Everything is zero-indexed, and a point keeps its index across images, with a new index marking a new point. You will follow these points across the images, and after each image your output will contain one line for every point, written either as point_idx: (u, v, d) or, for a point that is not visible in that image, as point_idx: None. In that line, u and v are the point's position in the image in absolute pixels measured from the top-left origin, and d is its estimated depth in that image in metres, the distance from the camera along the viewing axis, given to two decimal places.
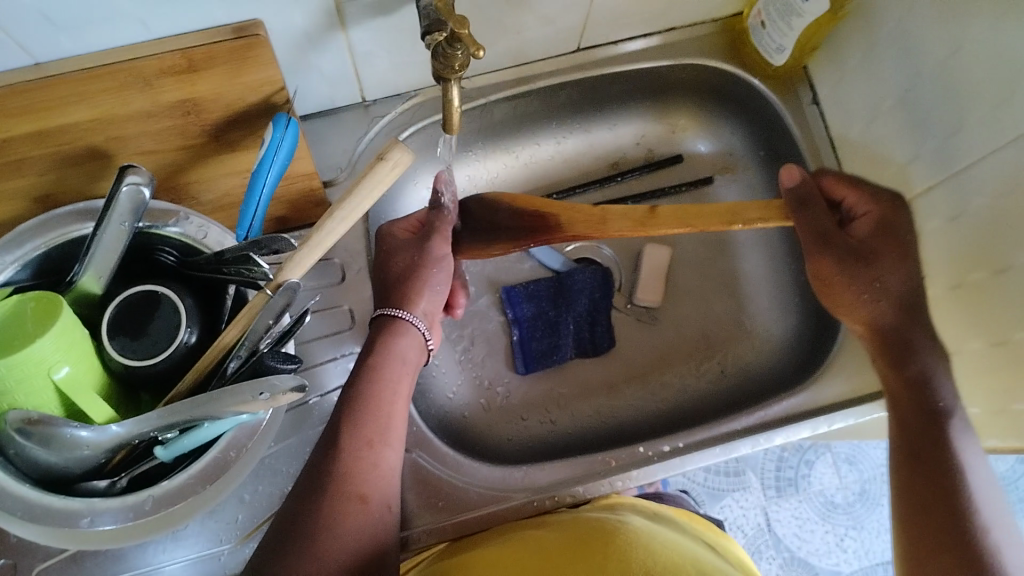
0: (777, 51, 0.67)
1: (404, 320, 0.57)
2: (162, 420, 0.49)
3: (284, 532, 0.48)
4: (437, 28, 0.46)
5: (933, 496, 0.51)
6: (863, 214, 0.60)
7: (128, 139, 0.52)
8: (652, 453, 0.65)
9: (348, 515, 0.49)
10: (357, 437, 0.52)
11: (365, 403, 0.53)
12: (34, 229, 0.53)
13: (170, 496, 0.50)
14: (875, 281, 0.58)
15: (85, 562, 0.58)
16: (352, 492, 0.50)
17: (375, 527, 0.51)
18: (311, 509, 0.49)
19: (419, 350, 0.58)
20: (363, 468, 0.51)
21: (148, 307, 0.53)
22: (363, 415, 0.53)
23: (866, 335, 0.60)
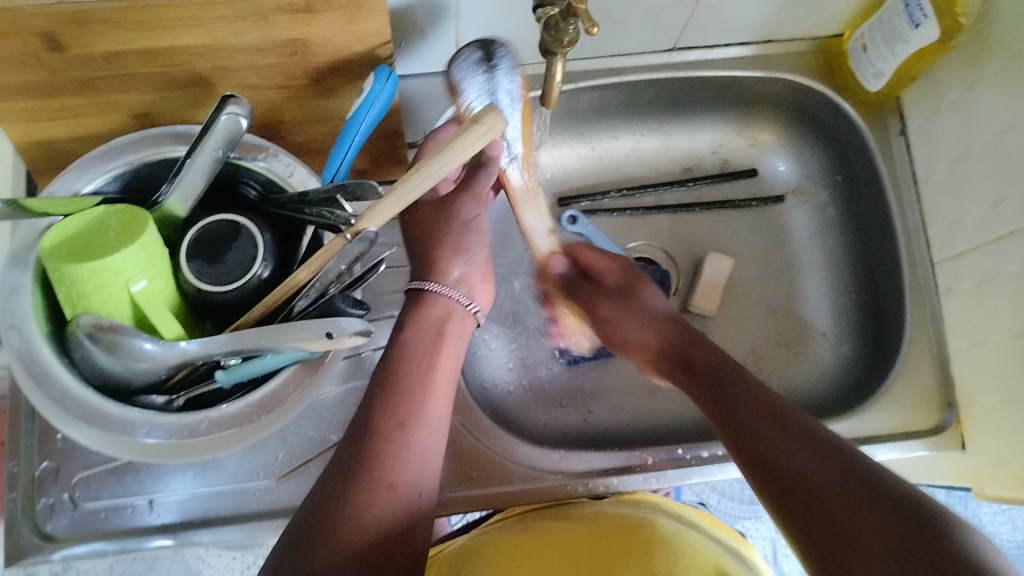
0: (874, 77, 0.67)
1: (433, 293, 0.59)
2: (229, 345, 0.50)
3: (313, 515, 0.46)
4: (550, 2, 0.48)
5: (764, 444, 0.47)
6: (610, 279, 0.66)
7: (233, 70, 0.53)
8: (689, 457, 0.65)
9: (375, 499, 0.47)
10: (390, 419, 0.51)
11: (398, 386, 0.53)
12: (129, 144, 0.54)
13: (225, 421, 0.51)
14: (640, 307, 0.63)
15: (126, 477, 0.60)
16: (382, 476, 0.48)
17: (406, 516, 0.49)
18: (338, 493, 0.47)
19: (456, 328, 0.58)
20: (395, 452, 0.50)
21: (229, 235, 0.54)
22: (396, 398, 0.52)
23: (658, 358, 0.60)
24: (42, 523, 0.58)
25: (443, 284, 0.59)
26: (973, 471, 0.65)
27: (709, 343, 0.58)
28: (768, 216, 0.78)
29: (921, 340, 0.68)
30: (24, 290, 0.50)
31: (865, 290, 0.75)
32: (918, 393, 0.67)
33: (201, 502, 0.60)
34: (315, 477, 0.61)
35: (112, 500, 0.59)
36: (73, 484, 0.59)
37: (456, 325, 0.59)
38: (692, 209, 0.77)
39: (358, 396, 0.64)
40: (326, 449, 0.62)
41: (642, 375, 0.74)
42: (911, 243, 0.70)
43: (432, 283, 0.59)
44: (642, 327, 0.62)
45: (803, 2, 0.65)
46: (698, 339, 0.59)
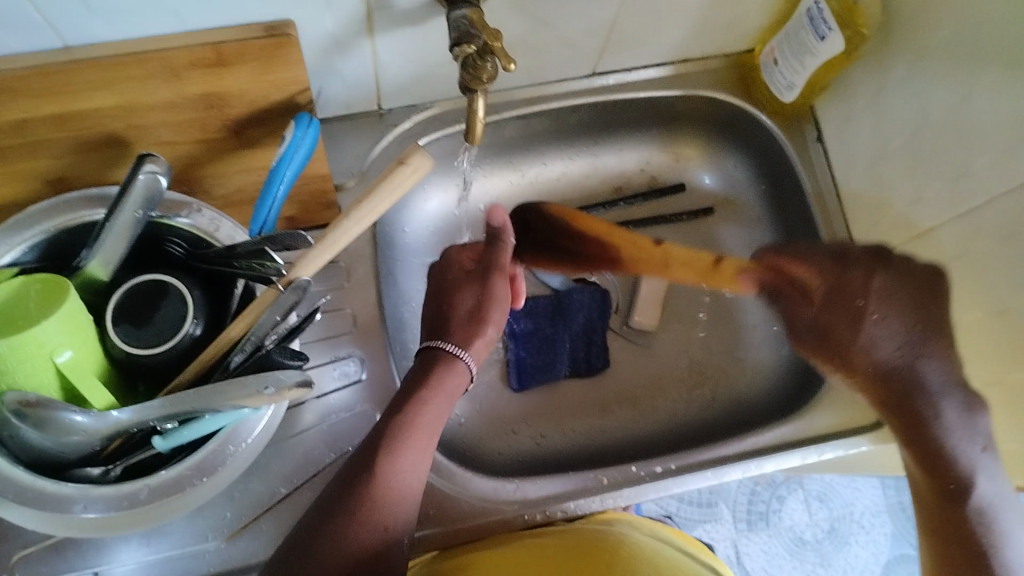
0: (787, 89, 0.69)
1: (446, 356, 0.59)
2: (164, 411, 0.49)
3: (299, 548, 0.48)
4: (466, 41, 0.49)
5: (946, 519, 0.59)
6: (815, 287, 0.71)
7: (148, 128, 0.52)
8: (644, 473, 0.65)
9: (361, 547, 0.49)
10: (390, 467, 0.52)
11: (401, 429, 0.54)
12: (44, 211, 0.53)
13: (166, 488, 0.50)
14: (862, 338, 0.67)
15: (68, 551, 0.57)
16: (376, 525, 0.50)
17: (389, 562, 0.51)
18: (320, 532, 0.49)
19: (458, 384, 0.58)
20: (389, 500, 0.51)
21: (156, 296, 0.53)
22: (399, 442, 0.53)
23: (874, 392, 0.66)
24: None
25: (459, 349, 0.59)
26: None
27: (920, 385, 0.64)
28: (700, 228, 0.80)
29: None
30: None
31: None
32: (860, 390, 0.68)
33: (149, 570, 0.58)
34: (267, 533, 0.59)
35: None
36: (12, 563, 0.57)
37: (446, 386, 0.57)
38: (625, 228, 0.78)
39: (306, 446, 0.62)
40: (276, 502, 0.60)
41: (590, 395, 0.75)
42: (836, 245, 0.71)
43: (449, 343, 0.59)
44: (891, 350, 0.66)
45: (713, 20, 0.67)
46: (914, 381, 0.64)
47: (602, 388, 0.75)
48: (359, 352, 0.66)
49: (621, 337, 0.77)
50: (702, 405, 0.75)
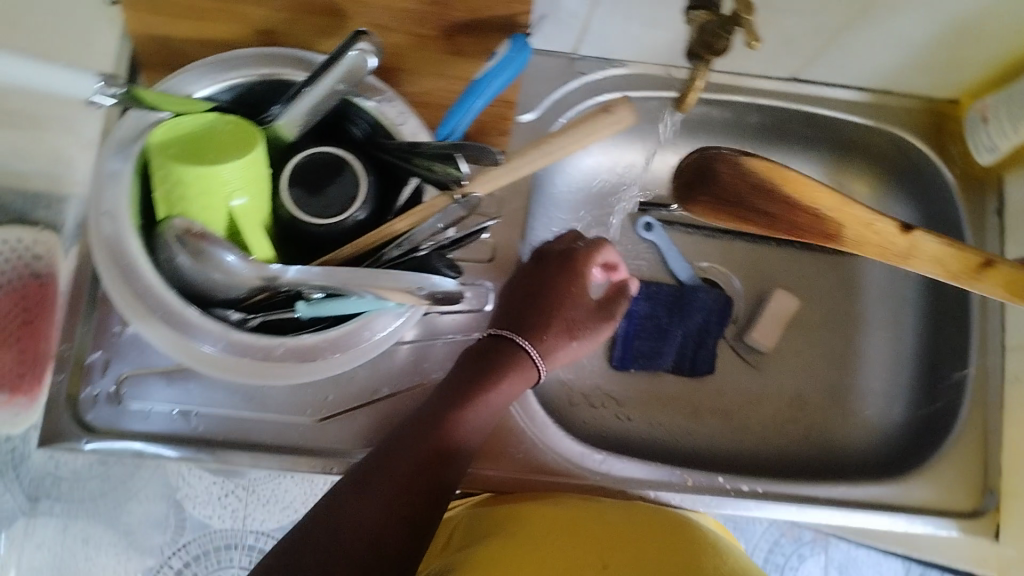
0: (987, 150, 0.67)
1: (528, 355, 0.59)
2: (320, 279, 0.50)
3: (319, 520, 0.49)
4: (705, 7, 0.46)
5: None
6: None
7: (369, 7, 0.51)
8: (729, 487, 0.64)
9: (382, 518, 0.50)
10: (422, 444, 0.53)
11: (437, 415, 0.54)
12: (249, 59, 0.53)
13: (300, 352, 0.50)
14: None
15: (174, 384, 0.59)
16: (397, 497, 0.50)
17: (415, 534, 0.51)
18: (353, 499, 0.50)
19: (523, 382, 0.58)
20: (413, 475, 0.52)
21: (334, 170, 0.53)
22: (430, 425, 0.54)
23: None
24: (82, 412, 0.58)
25: (536, 351, 0.59)
26: (1001, 563, 0.66)
27: None
28: (842, 266, 0.78)
29: (975, 425, 0.69)
30: (123, 183, 0.50)
31: (926, 359, 0.75)
32: (964, 475, 0.67)
33: (243, 425, 0.60)
34: (361, 424, 0.61)
35: (155, 404, 0.59)
36: (121, 378, 0.59)
37: (516, 384, 0.58)
38: (768, 243, 0.77)
39: (418, 357, 0.63)
40: (375, 400, 0.62)
41: (686, 396, 0.74)
42: (986, 327, 0.71)
43: (530, 345, 0.59)
44: None
45: (934, 59, 0.65)
46: None
47: (700, 392, 0.74)
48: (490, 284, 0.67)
49: (733, 348, 0.75)
50: (793, 441, 0.74)
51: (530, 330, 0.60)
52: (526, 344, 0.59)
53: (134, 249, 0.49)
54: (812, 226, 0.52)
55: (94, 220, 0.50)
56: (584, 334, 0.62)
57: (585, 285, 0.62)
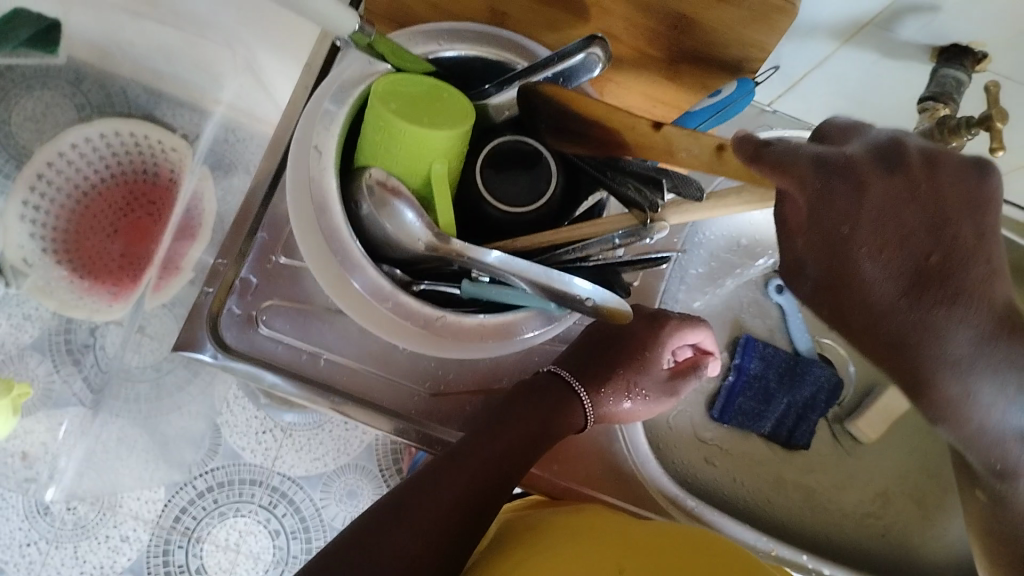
0: None
1: (580, 401, 0.61)
2: (494, 263, 0.50)
3: (358, 541, 0.51)
4: (943, 101, 0.51)
5: None
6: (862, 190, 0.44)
7: (609, 15, 0.52)
8: (811, 566, 0.65)
9: (414, 540, 0.51)
10: (458, 472, 0.55)
11: (477, 444, 0.56)
12: (475, 35, 0.54)
13: (457, 330, 0.51)
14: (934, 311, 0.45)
15: (309, 324, 0.60)
16: (432, 520, 0.52)
17: (448, 554, 0.52)
18: (397, 523, 0.52)
19: (564, 429, 0.60)
20: (447, 499, 0.53)
21: (529, 160, 0.54)
22: (467, 455, 0.55)
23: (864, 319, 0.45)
24: (222, 330, 0.58)
25: (588, 396, 0.62)
26: None
27: None
28: None
29: None
30: (337, 123, 0.50)
31: None
32: None
33: (364, 380, 0.61)
34: (474, 408, 0.62)
35: (288, 339, 0.60)
36: (263, 305, 0.60)
37: (563, 424, 0.60)
38: None
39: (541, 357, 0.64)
40: (494, 390, 0.63)
41: (776, 464, 0.74)
42: None
43: (586, 394, 0.61)
44: None
45: None
46: None
47: (790, 462, 0.74)
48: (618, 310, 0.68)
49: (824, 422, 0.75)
50: (869, 536, 0.73)
51: (587, 377, 0.62)
52: (582, 391, 0.62)
53: (331, 191, 0.49)
54: (608, 139, 0.51)
55: (302, 150, 0.51)
56: (641, 396, 0.64)
57: (658, 358, 0.65)
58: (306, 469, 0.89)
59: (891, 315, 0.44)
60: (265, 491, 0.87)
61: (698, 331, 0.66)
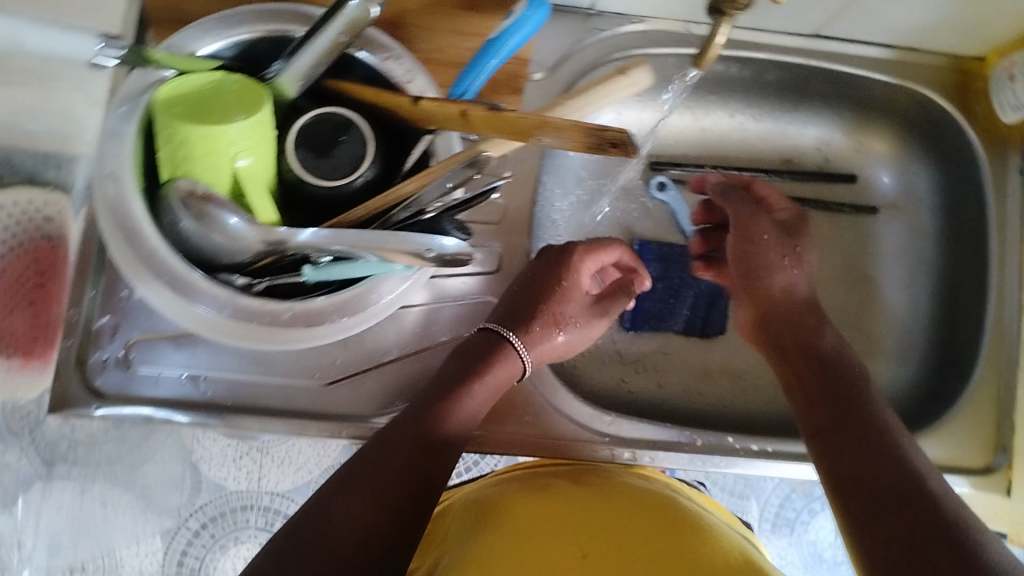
0: (1012, 110, 0.66)
1: (512, 345, 0.58)
2: (326, 242, 0.49)
3: (307, 519, 0.48)
4: None
5: None
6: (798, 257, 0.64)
7: None
8: (739, 447, 0.65)
9: (365, 512, 0.48)
10: (401, 437, 0.52)
11: (419, 408, 0.54)
12: (257, 14, 0.52)
13: (306, 316, 0.50)
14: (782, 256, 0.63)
15: (182, 350, 0.59)
16: (382, 493, 0.49)
17: (405, 520, 0.49)
18: (345, 498, 0.48)
19: (504, 377, 0.57)
20: (398, 466, 0.50)
21: (338, 130, 0.52)
22: (410, 422, 0.53)
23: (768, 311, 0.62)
24: (92, 377, 0.57)
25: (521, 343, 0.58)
26: (1012, 519, 0.65)
27: None
28: (856, 225, 0.75)
29: (991, 382, 0.67)
30: (126, 141, 0.48)
31: (943, 317, 0.72)
32: (975, 432, 0.66)
33: (252, 389, 0.60)
34: (368, 388, 0.61)
35: (164, 369, 0.59)
36: (129, 344, 0.58)
37: (494, 371, 0.56)
38: None
39: (425, 321, 0.63)
40: (384, 363, 0.61)
41: (696, 357, 0.73)
42: (1003, 282, 0.68)
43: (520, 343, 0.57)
44: None
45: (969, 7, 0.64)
46: None
47: (710, 352, 0.73)
48: (495, 245, 0.65)
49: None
50: None
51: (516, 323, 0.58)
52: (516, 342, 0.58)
53: (137, 213, 0.48)
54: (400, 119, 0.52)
55: (99, 181, 0.49)
56: (572, 326, 0.61)
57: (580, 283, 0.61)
58: (294, 480, 0.71)
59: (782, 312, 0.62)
60: (259, 513, 0.71)
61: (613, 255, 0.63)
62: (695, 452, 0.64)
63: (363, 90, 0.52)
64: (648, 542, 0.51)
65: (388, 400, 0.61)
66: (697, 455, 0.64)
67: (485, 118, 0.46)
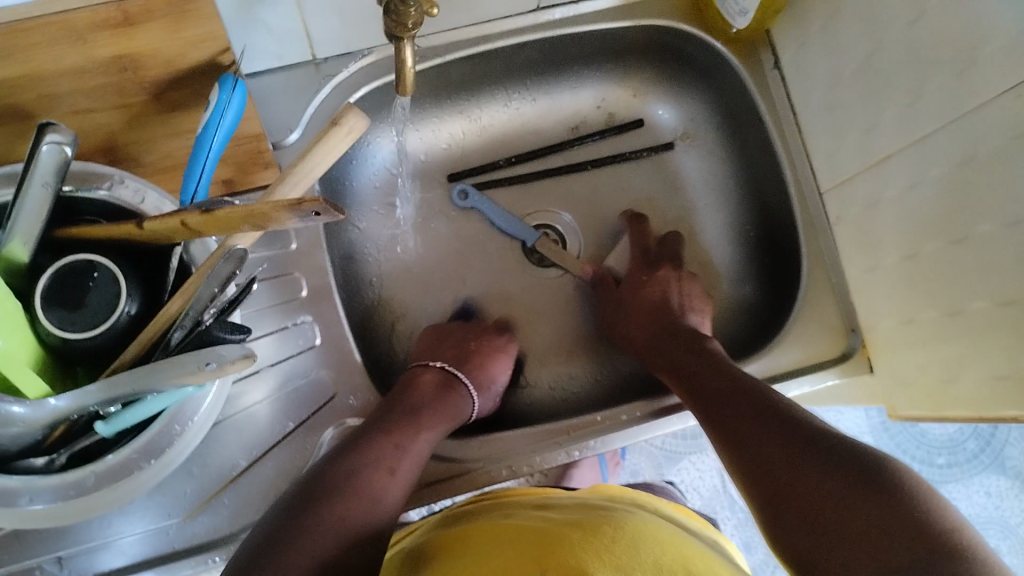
0: (740, 14, 0.66)
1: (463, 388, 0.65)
2: (103, 394, 0.46)
3: (274, 525, 0.48)
4: None
5: None
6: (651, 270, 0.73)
7: (60, 96, 0.48)
8: (605, 420, 0.66)
9: (335, 518, 0.49)
10: (360, 451, 0.54)
11: (377, 427, 0.57)
12: None
13: (113, 473, 0.49)
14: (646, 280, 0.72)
15: (26, 540, 0.56)
16: (351, 496, 0.50)
17: (371, 533, 0.50)
18: (311, 501, 0.49)
19: (459, 412, 0.63)
20: (368, 474, 0.52)
21: (82, 277, 0.49)
22: (373, 436, 0.55)
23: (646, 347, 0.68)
24: None
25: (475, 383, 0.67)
26: (883, 392, 0.68)
27: None
28: (659, 165, 0.79)
29: (819, 269, 0.69)
30: None
31: (760, 223, 0.75)
32: (825, 324, 0.68)
33: (113, 551, 0.58)
34: (229, 508, 0.59)
35: (16, 565, 0.56)
36: None
37: (433, 418, 0.60)
38: (582, 168, 0.77)
39: (263, 418, 0.61)
40: (237, 476, 0.59)
41: (556, 344, 0.76)
42: (797, 175, 0.70)
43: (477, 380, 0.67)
44: None
45: None
46: None
47: (564, 336, 0.76)
48: (309, 317, 0.64)
49: (537, 273, 0.77)
50: None
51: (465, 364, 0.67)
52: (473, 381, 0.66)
53: None
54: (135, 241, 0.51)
55: None
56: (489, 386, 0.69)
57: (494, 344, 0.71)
58: None
59: (643, 342, 0.69)
60: None
61: (496, 348, 0.71)
62: (570, 440, 0.65)
63: (85, 231, 0.50)
64: (602, 544, 0.50)
65: (254, 510, 0.59)
66: (574, 444, 0.65)
67: (201, 221, 0.45)
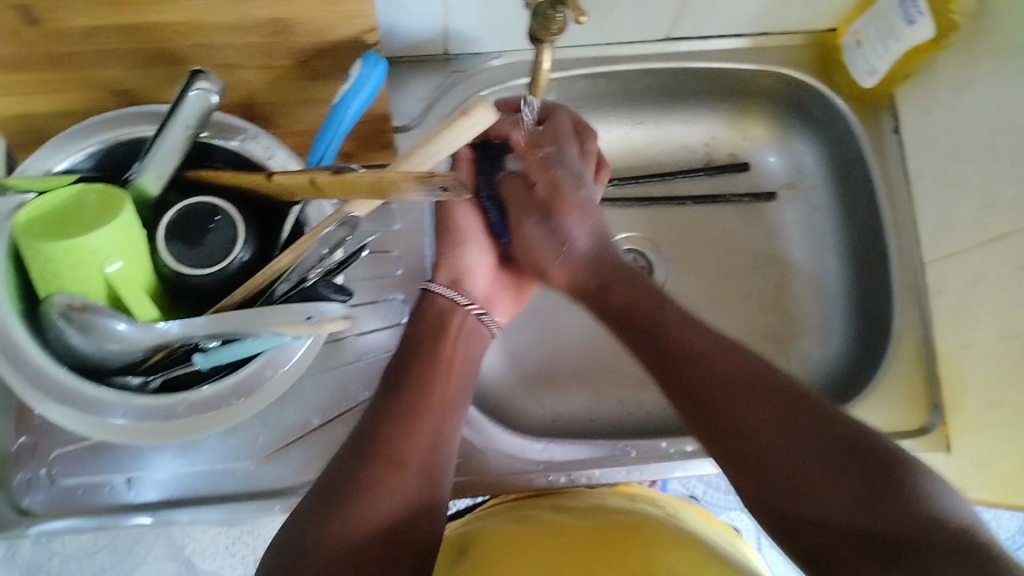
0: (868, 74, 0.69)
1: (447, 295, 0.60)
2: (209, 328, 0.49)
3: (326, 490, 0.48)
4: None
5: None
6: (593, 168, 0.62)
7: (214, 48, 0.51)
8: (672, 451, 0.66)
9: (387, 476, 0.49)
10: (399, 404, 0.53)
11: (411, 371, 0.55)
12: (106, 123, 0.53)
13: (203, 404, 0.51)
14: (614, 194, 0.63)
15: (103, 455, 0.60)
16: (395, 456, 0.50)
17: (419, 493, 0.50)
18: (357, 461, 0.49)
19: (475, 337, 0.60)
20: (404, 431, 0.51)
21: (207, 218, 0.53)
22: (410, 384, 0.54)
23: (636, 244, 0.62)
24: (19, 498, 0.58)
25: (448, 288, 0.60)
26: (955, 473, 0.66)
27: None
28: (759, 213, 0.78)
29: (908, 336, 0.68)
30: None
31: (857, 284, 0.75)
32: (904, 393, 0.67)
33: (178, 482, 0.60)
34: (295, 461, 0.61)
35: (89, 477, 0.60)
36: (50, 460, 0.59)
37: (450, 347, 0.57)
38: (681, 203, 0.76)
39: (339, 382, 0.63)
40: (309, 432, 0.62)
41: (627, 367, 0.76)
42: (899, 241, 0.70)
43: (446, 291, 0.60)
44: None
45: None
46: None
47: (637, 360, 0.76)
48: (400, 296, 0.66)
49: None
50: None
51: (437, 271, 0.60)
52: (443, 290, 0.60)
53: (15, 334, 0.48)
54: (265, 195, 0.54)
55: None
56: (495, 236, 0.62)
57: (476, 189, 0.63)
58: None
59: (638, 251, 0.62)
60: None
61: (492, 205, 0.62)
62: (633, 459, 0.66)
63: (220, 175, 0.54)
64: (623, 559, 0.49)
65: (316, 468, 0.61)
66: (635, 463, 0.66)
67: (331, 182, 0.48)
